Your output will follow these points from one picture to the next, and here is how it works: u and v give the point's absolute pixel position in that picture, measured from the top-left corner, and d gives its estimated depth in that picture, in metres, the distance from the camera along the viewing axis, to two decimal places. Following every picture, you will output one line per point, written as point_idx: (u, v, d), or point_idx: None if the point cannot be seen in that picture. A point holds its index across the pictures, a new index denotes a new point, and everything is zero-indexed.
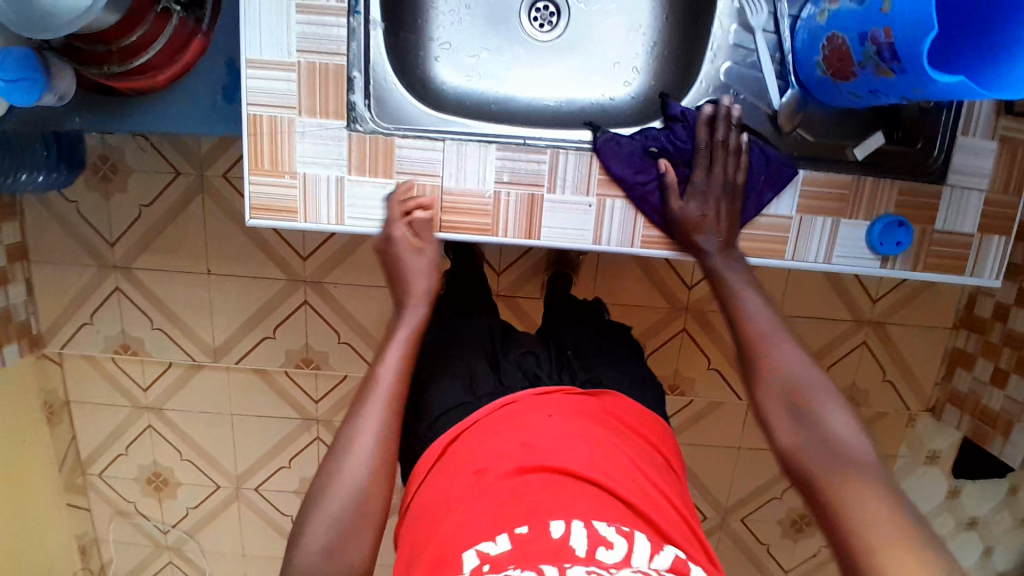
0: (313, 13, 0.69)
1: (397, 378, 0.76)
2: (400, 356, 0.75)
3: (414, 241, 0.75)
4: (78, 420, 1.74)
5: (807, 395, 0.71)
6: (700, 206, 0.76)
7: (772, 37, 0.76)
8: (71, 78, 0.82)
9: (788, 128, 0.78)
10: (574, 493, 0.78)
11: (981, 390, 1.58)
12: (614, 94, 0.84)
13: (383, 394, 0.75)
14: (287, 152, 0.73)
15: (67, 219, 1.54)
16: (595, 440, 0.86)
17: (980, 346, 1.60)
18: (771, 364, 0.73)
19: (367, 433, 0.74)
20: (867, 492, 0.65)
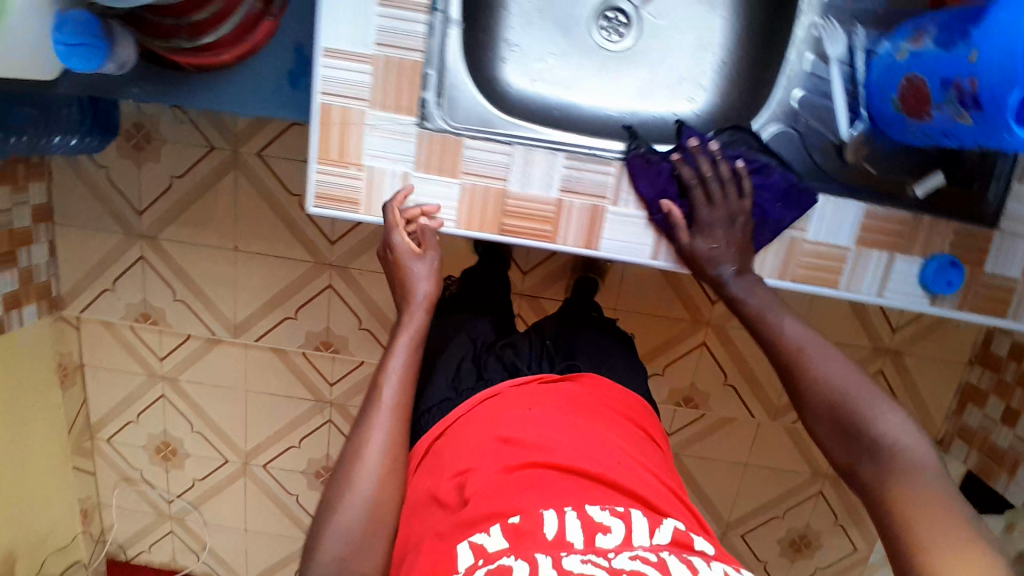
0: (395, 7, 0.68)
1: (401, 386, 0.83)
2: (402, 366, 0.84)
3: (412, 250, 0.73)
4: (91, 385, 1.75)
5: (850, 403, 0.70)
6: (700, 237, 0.75)
7: (846, 69, 0.74)
8: (133, 47, 0.80)
9: (852, 160, 0.76)
10: (562, 483, 0.78)
11: (990, 426, 1.58)
12: (678, 109, 0.83)
13: (388, 403, 0.82)
14: (356, 144, 0.72)
15: (97, 184, 1.54)
16: (578, 426, 0.87)
17: (993, 384, 1.60)
18: (817, 376, 0.73)
19: (376, 441, 0.79)
20: (925, 488, 0.64)
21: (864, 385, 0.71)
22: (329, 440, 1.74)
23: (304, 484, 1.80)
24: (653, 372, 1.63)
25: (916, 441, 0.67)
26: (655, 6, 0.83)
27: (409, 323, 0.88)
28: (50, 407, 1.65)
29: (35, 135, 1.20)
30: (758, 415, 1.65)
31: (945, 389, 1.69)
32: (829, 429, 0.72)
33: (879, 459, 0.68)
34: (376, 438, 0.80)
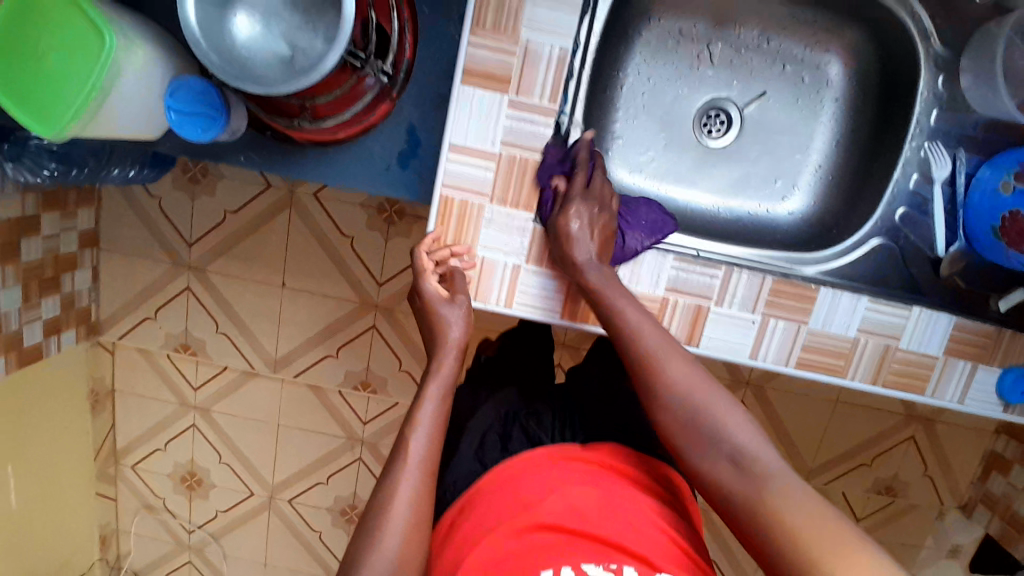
0: (524, 110, 0.71)
1: (432, 438, 0.63)
2: (435, 417, 0.63)
3: (444, 293, 0.69)
4: (120, 410, 1.72)
5: (701, 419, 0.63)
6: (564, 211, 0.69)
7: (947, 189, 0.76)
8: (244, 114, 0.80)
9: (946, 274, 0.78)
10: (568, 548, 0.64)
11: (1014, 495, 1.57)
12: (773, 208, 0.84)
13: (417, 457, 0.61)
14: (473, 233, 0.73)
15: (148, 214, 1.53)
16: (595, 484, 0.71)
17: (1018, 454, 1.59)
18: (665, 388, 0.64)
19: (403, 494, 0.60)
20: (794, 493, 0.57)
21: (717, 396, 0.64)
22: (358, 478, 1.72)
23: (328, 521, 1.78)
24: None
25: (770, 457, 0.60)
26: (756, 108, 0.84)
27: (440, 371, 0.66)
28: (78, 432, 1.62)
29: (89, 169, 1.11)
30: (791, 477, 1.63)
31: (971, 456, 1.68)
32: (681, 436, 0.64)
33: (738, 463, 0.61)
34: (402, 501, 0.59)
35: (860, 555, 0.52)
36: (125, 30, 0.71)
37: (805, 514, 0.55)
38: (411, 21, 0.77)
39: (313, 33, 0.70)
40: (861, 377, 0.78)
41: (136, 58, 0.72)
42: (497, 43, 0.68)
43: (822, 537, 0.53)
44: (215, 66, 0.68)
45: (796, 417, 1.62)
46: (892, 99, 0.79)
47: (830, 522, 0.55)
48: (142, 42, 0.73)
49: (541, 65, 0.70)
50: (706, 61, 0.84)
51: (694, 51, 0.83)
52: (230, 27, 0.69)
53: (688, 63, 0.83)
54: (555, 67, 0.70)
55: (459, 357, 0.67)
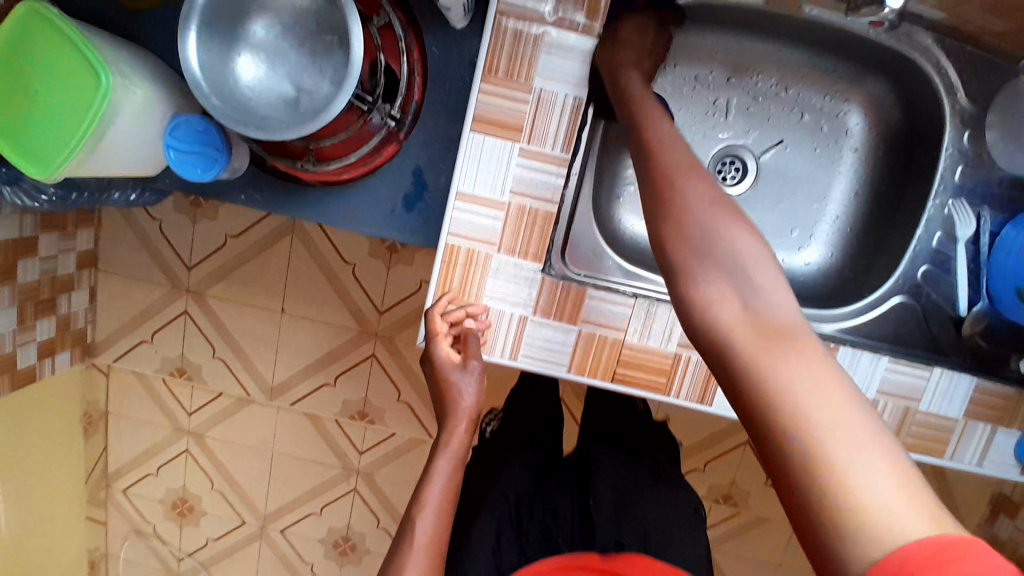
0: (536, 158, 0.68)
1: (440, 515, 0.62)
2: (443, 493, 0.63)
3: (455, 359, 0.68)
4: (113, 433, 1.69)
5: (717, 249, 0.47)
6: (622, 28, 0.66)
7: (970, 248, 0.74)
8: (245, 152, 0.78)
9: (970, 334, 0.75)
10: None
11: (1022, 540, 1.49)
12: (791, 259, 0.81)
13: (424, 542, 0.60)
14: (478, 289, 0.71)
15: (148, 236, 1.51)
16: None
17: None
18: (678, 220, 0.49)
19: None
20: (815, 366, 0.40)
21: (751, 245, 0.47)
22: (352, 509, 1.68)
23: (321, 552, 1.74)
24: (691, 468, 1.51)
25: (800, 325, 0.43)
26: (773, 156, 0.82)
27: (450, 441, 0.65)
28: (71, 456, 1.58)
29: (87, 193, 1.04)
30: None
31: (979, 497, 1.62)
32: (691, 270, 0.48)
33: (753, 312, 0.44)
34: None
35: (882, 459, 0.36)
36: (123, 69, 0.69)
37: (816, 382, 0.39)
38: (421, 62, 0.75)
39: (320, 75, 0.68)
40: None
41: (133, 99, 0.70)
42: (510, 91, 0.66)
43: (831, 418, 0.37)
44: (217, 110, 0.66)
45: None
46: (916, 152, 0.77)
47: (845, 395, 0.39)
48: (142, 81, 0.71)
49: (554, 114, 0.67)
50: (722, 107, 0.81)
51: (711, 98, 0.81)
52: (235, 69, 0.67)
53: (704, 110, 0.81)
54: (570, 115, 0.67)
55: (469, 426, 0.66)
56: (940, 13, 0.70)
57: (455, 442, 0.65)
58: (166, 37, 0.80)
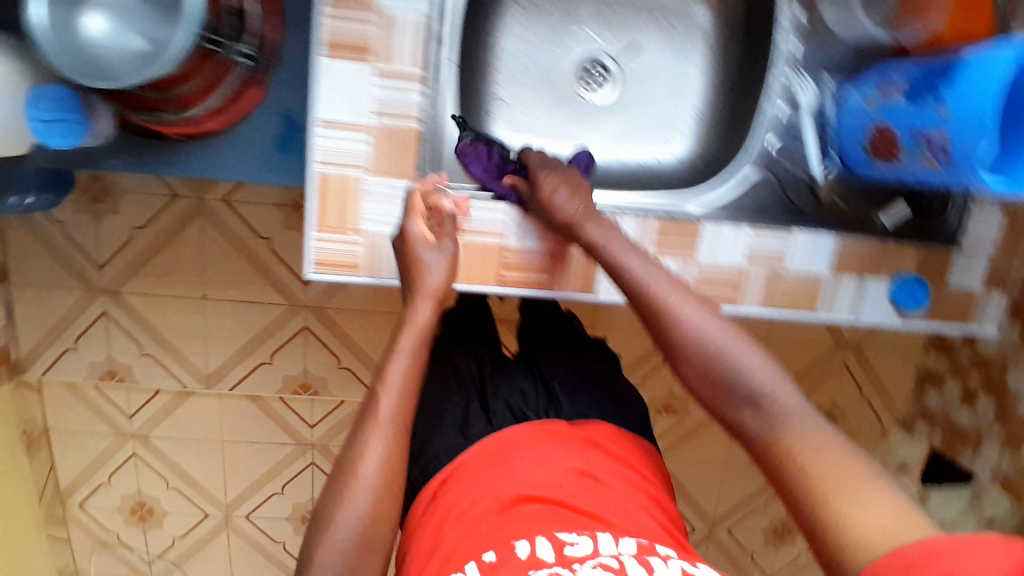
0: (392, 78, 0.70)
1: (404, 397, 0.62)
2: (406, 372, 0.62)
3: (428, 237, 0.70)
4: (58, 450, 1.62)
5: (722, 366, 0.60)
6: None
7: (816, 116, 0.80)
8: (111, 116, 0.76)
9: (825, 197, 0.82)
10: (546, 513, 0.67)
11: (951, 407, 1.50)
12: (661, 155, 0.86)
13: (386, 417, 0.60)
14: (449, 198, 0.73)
15: (48, 236, 1.41)
16: (577, 454, 0.76)
17: (947, 367, 1.53)
18: (681, 343, 0.62)
19: (373, 456, 0.59)
20: (819, 441, 0.55)
21: (743, 344, 0.61)
22: (314, 482, 1.69)
23: (290, 530, 1.75)
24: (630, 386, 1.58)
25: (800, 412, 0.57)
26: (633, 55, 0.85)
27: (414, 321, 0.65)
28: (19, 479, 1.51)
29: None
30: None
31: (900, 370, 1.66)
32: (706, 389, 0.61)
33: (759, 409, 0.58)
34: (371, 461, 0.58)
35: (876, 497, 0.50)
36: None
37: (818, 456, 0.54)
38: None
39: (166, 17, 0.67)
40: (753, 304, 0.81)
41: None
42: (351, 13, 0.67)
43: (836, 487, 0.51)
44: (69, 68, 0.65)
45: None
46: (755, 28, 0.81)
47: (846, 460, 0.53)
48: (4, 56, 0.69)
49: (398, 31, 0.69)
50: (579, 14, 0.84)
51: (566, 4, 0.83)
52: (78, 21, 0.65)
53: (563, 19, 0.83)
54: (412, 30, 0.69)
55: (435, 305, 0.66)
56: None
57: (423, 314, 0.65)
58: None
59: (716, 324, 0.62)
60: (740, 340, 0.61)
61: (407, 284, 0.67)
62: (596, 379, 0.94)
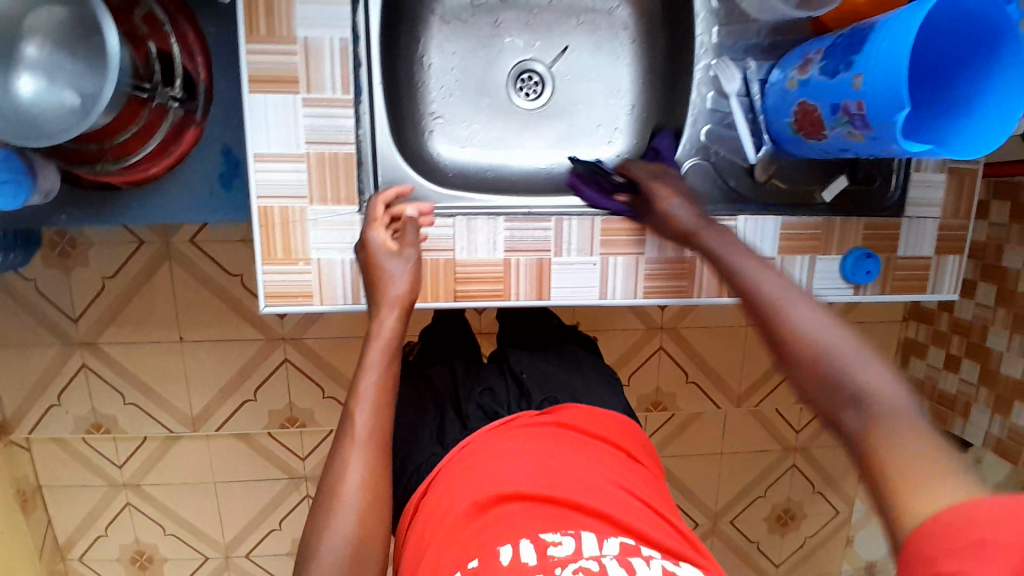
0: (320, 105, 0.71)
1: (379, 413, 0.63)
2: (377, 388, 0.64)
3: (390, 245, 0.71)
4: (54, 506, 1.57)
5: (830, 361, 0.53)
6: None
7: (744, 100, 0.81)
8: (55, 173, 0.75)
9: (764, 178, 0.83)
10: (528, 511, 0.62)
11: (936, 376, 1.42)
12: (602, 154, 0.88)
13: (364, 434, 0.62)
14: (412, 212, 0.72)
15: (20, 292, 1.39)
16: (559, 442, 0.72)
17: (931, 336, 1.44)
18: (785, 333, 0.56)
19: (355, 474, 0.59)
20: (918, 442, 0.45)
21: (851, 340, 0.53)
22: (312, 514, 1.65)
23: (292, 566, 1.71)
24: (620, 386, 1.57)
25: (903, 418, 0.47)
26: (563, 62, 0.87)
27: (381, 332, 0.66)
28: (16, 539, 1.46)
29: None
30: (723, 406, 1.55)
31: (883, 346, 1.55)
32: (811, 392, 0.53)
33: (856, 405, 0.49)
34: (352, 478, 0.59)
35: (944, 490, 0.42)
36: None
37: (909, 455, 0.45)
38: (198, 40, 0.76)
39: (93, 70, 0.68)
40: (707, 293, 0.82)
41: None
42: (275, 46, 0.68)
43: (929, 492, 0.42)
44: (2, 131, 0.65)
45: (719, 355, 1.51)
46: (677, 20, 0.82)
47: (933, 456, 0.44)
48: None
49: (326, 59, 0.70)
50: (505, 27, 0.86)
51: (491, 20, 0.86)
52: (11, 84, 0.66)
53: (487, 31, 0.86)
54: (338, 57, 0.70)
55: (400, 314, 0.67)
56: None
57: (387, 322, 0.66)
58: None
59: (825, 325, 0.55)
60: (851, 341, 0.53)
61: (370, 293, 0.68)
62: (567, 361, 0.90)
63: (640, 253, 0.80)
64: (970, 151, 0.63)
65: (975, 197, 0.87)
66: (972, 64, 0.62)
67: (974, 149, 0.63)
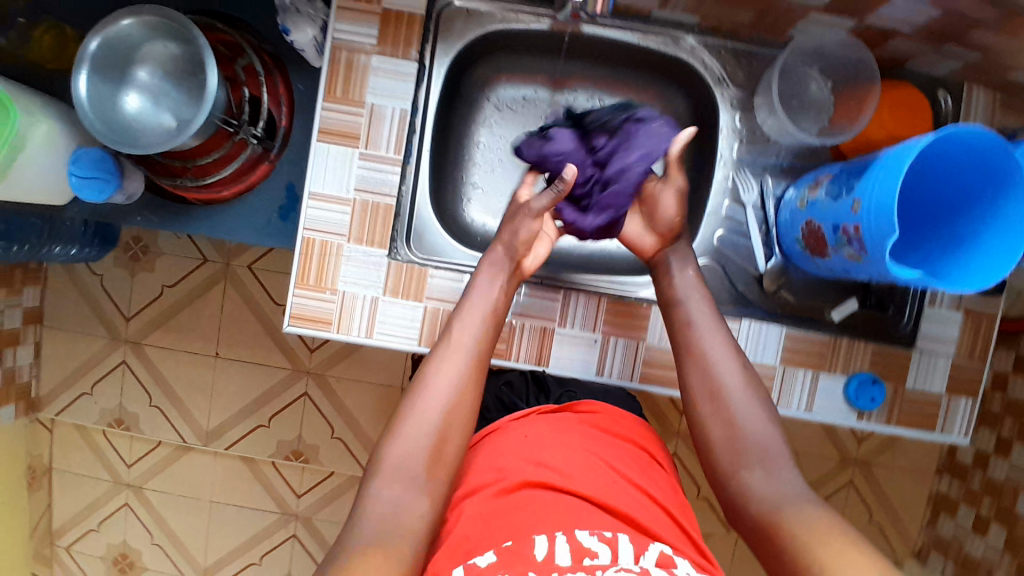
0: (373, 160, 0.81)
1: (482, 327, 0.71)
2: (488, 302, 0.72)
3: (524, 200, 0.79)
4: (58, 490, 1.62)
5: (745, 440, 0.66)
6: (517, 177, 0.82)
7: (760, 212, 0.87)
8: (138, 179, 0.88)
9: (772, 289, 0.87)
10: (556, 506, 0.61)
11: (964, 538, 1.30)
12: (622, 243, 0.96)
13: (465, 339, 0.70)
14: (535, 259, 0.79)
15: (89, 285, 1.53)
16: (577, 434, 0.73)
17: (962, 492, 1.34)
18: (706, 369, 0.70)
19: (446, 376, 0.67)
20: (811, 517, 0.58)
21: (751, 397, 0.68)
22: (293, 557, 1.62)
23: None
24: None
25: (790, 479, 0.63)
26: None
27: (489, 259, 0.76)
28: (15, 513, 1.52)
29: (30, 249, 1.05)
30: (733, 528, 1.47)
31: (913, 496, 1.44)
32: (722, 449, 0.67)
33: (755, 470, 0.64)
34: (445, 388, 0.66)
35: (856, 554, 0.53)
36: (29, 107, 0.80)
37: (810, 521, 0.57)
38: (287, 93, 0.90)
39: (194, 107, 0.81)
40: None
41: (38, 133, 0.80)
42: (347, 107, 0.80)
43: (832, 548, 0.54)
44: (100, 133, 0.77)
45: None
46: (705, 133, 0.90)
47: (832, 525, 0.57)
48: (47, 117, 0.82)
49: (386, 122, 0.81)
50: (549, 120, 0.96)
51: (538, 111, 0.96)
52: (121, 99, 0.79)
53: (532, 122, 0.96)
54: (397, 123, 0.81)
55: (505, 250, 0.76)
56: (691, 17, 0.84)
57: (496, 266, 0.75)
58: (64, 80, 0.91)
59: (741, 386, 0.69)
60: (750, 399, 0.68)
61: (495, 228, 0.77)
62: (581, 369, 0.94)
63: (642, 339, 0.83)
64: (969, 282, 0.66)
65: (992, 340, 0.86)
66: (985, 194, 0.65)
67: (981, 280, 0.65)
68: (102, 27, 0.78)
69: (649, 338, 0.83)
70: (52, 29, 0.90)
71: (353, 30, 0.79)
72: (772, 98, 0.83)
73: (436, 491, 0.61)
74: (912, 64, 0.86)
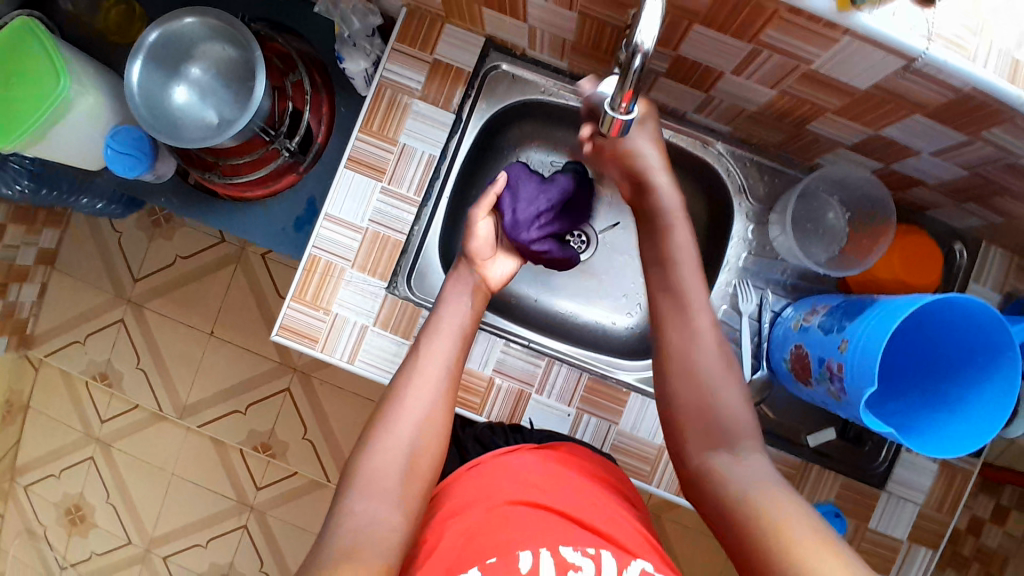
0: (392, 196, 0.83)
1: (448, 338, 0.75)
2: (453, 319, 0.76)
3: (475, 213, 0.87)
4: (29, 430, 1.64)
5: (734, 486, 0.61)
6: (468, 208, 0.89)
7: (754, 323, 0.88)
8: (170, 163, 0.91)
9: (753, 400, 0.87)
10: (538, 522, 0.62)
11: None
12: (617, 320, 0.97)
13: (431, 349, 0.73)
14: (501, 273, 0.85)
15: (106, 240, 1.57)
16: (555, 460, 0.73)
17: None
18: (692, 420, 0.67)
19: (414, 393, 0.69)
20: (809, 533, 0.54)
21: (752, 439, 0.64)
22: (239, 546, 1.61)
23: None
24: None
25: (778, 481, 0.61)
26: (610, 233, 0.99)
27: (462, 277, 0.81)
28: None
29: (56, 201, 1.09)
30: None
31: None
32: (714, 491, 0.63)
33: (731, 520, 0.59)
34: (416, 403, 0.68)
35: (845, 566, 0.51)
36: (81, 77, 0.83)
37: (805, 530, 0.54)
38: (330, 113, 0.94)
39: (238, 110, 0.84)
40: (665, 486, 0.83)
41: (84, 103, 0.84)
42: (377, 142, 0.83)
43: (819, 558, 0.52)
44: (142, 118, 0.81)
45: (693, 558, 1.43)
46: (719, 233, 0.92)
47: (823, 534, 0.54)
48: (96, 89, 0.85)
49: (413, 163, 0.83)
50: None
51: None
52: (170, 90, 0.83)
53: None
54: (423, 167, 0.84)
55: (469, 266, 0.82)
56: (725, 125, 0.86)
57: (462, 283, 0.81)
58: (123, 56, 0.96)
59: (744, 408, 0.67)
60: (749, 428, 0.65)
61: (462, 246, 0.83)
62: None
63: (614, 423, 0.84)
64: (956, 447, 0.65)
65: (964, 498, 0.85)
66: (974, 363, 0.65)
67: (964, 445, 0.65)
68: (166, 21, 0.82)
69: (622, 422, 0.84)
70: (121, 5, 0.95)
71: (402, 72, 0.83)
72: (786, 217, 0.85)
73: (380, 529, 0.60)
74: (933, 213, 0.86)
